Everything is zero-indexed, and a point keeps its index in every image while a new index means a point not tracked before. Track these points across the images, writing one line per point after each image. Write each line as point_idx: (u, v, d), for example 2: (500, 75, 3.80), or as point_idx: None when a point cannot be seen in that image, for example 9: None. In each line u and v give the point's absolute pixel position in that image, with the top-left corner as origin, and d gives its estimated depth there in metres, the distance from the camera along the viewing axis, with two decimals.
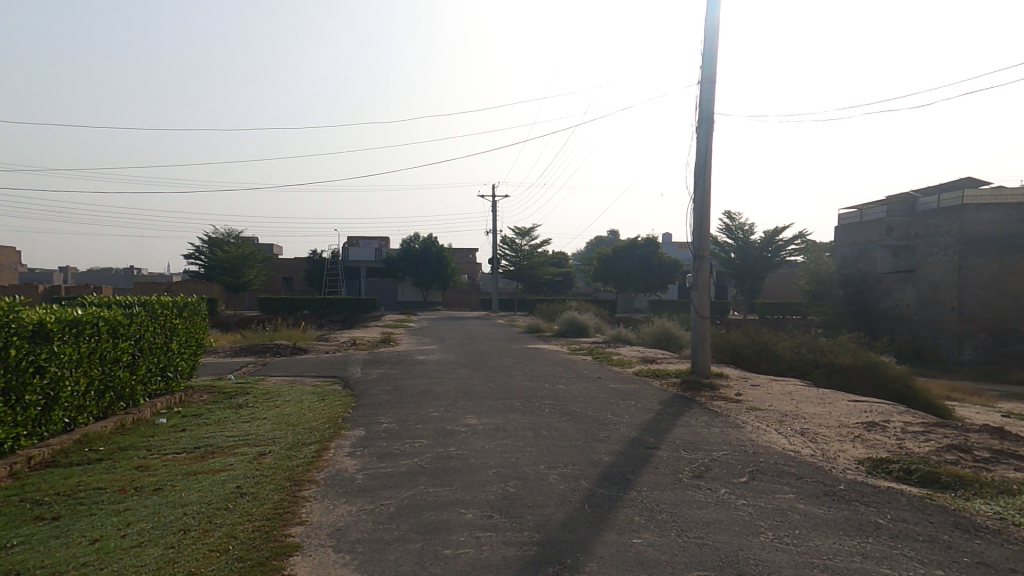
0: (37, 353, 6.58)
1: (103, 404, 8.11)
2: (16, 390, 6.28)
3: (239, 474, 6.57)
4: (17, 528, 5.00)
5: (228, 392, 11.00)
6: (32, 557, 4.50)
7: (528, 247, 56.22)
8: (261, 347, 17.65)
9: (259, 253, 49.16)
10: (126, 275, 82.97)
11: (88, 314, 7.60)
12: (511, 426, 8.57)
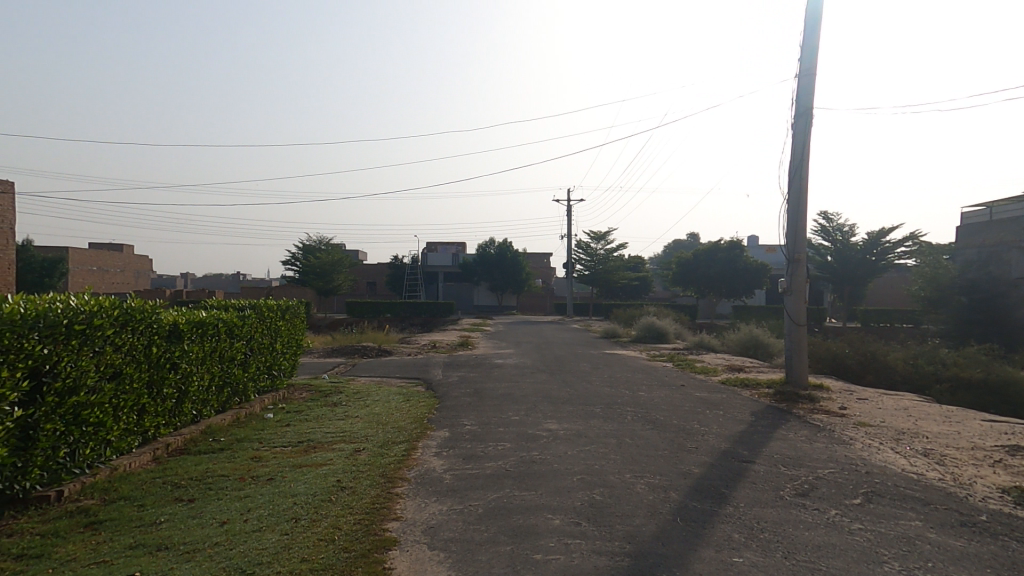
0: (172, 351, 7.42)
1: (222, 398, 8.95)
2: (157, 383, 7.12)
3: (338, 469, 7.01)
4: (163, 506, 5.64)
5: (324, 391, 11.78)
6: (177, 534, 5.04)
7: (604, 251, 55.48)
8: (350, 348, 18.72)
9: (347, 259, 52.34)
10: (233, 280, 92.09)
11: (211, 317, 8.45)
12: (593, 433, 8.49)
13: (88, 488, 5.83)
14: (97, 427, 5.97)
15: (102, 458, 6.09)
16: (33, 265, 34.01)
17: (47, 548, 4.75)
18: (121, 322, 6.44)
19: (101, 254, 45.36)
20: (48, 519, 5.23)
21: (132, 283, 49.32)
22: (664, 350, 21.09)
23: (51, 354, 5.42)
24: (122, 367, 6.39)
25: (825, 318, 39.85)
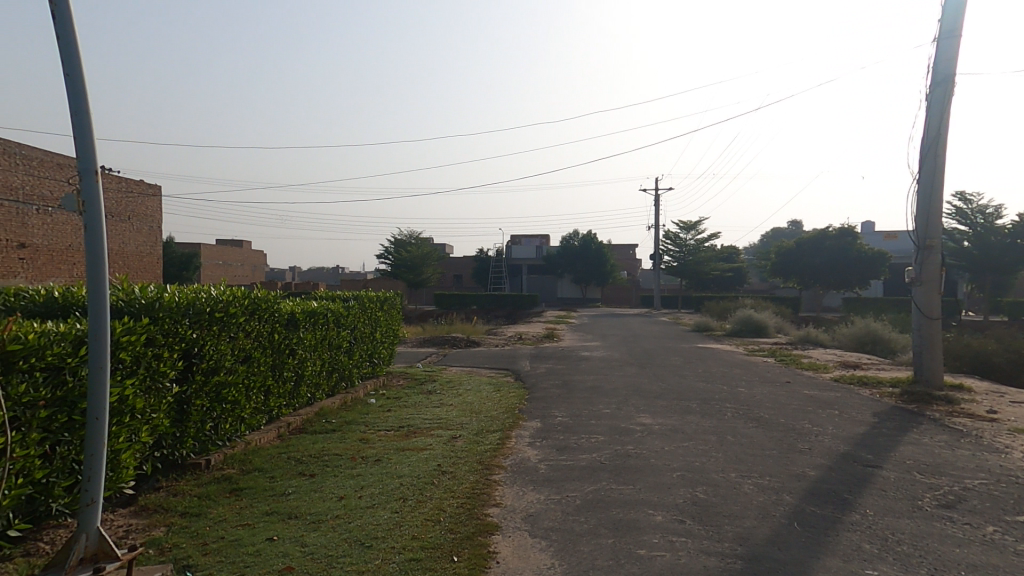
0: (290, 337, 8.09)
1: (331, 383, 9.63)
2: (279, 366, 7.79)
3: (438, 454, 7.29)
4: (289, 479, 6.16)
5: (419, 379, 12.32)
6: (303, 505, 5.49)
7: (693, 242, 53.25)
8: (441, 339, 19.42)
9: (435, 253, 54.49)
10: (333, 274, 99.23)
11: (321, 307, 9.12)
12: (691, 429, 8.15)
13: (230, 458, 6.51)
14: (233, 405, 6.66)
15: (238, 433, 6.78)
16: (173, 260, 38.62)
17: (202, 508, 5.37)
18: (251, 310, 7.12)
19: (227, 251, 50.69)
20: (202, 483, 5.89)
21: (252, 277, 54.57)
22: (766, 345, 19.85)
23: (199, 338, 6.10)
24: (252, 352, 7.06)
25: (961, 312, 35.49)
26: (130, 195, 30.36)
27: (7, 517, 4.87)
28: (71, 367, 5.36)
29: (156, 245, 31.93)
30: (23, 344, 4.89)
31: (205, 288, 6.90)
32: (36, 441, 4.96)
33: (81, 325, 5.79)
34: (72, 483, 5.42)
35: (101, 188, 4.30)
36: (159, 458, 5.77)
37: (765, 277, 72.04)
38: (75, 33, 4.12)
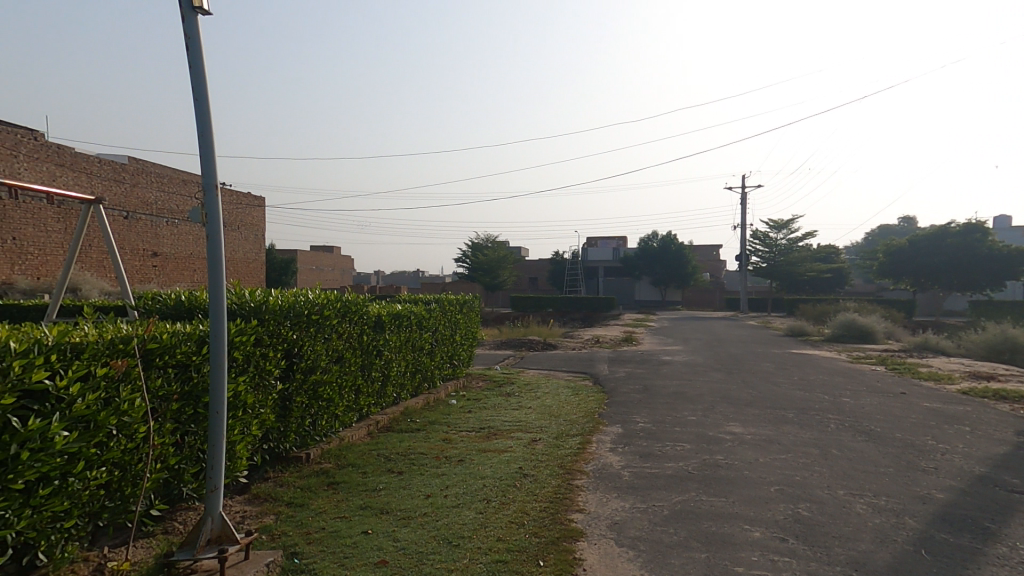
0: (377, 339, 8.47)
1: (415, 383, 9.98)
2: (368, 367, 8.18)
3: (519, 456, 7.29)
4: (379, 475, 6.42)
5: (498, 382, 12.50)
6: (393, 500, 5.70)
7: (786, 242, 50.01)
8: (518, 341, 19.57)
9: (511, 256, 55.28)
10: (415, 276, 103.62)
11: (405, 310, 9.49)
12: (789, 440, 7.57)
13: (327, 453, 6.89)
14: (328, 403, 7.08)
15: (333, 429, 7.18)
16: (274, 266, 42.02)
17: (304, 499, 5.72)
18: (343, 313, 7.52)
19: (320, 256, 54.46)
20: (303, 476, 6.28)
21: (341, 281, 58.22)
22: (874, 352, 18.14)
23: (299, 339, 6.52)
24: (344, 352, 7.45)
25: None
26: (239, 206, 33.49)
27: (148, 499, 5.50)
28: (196, 364, 5.98)
29: (260, 252, 34.96)
30: (158, 343, 5.49)
31: (303, 292, 7.40)
32: (169, 431, 5.57)
33: (202, 326, 6.41)
34: (199, 470, 6.05)
35: (220, 201, 4.72)
36: (268, 450, 6.23)
37: (870, 279, 66.02)
38: (203, 61, 4.55)
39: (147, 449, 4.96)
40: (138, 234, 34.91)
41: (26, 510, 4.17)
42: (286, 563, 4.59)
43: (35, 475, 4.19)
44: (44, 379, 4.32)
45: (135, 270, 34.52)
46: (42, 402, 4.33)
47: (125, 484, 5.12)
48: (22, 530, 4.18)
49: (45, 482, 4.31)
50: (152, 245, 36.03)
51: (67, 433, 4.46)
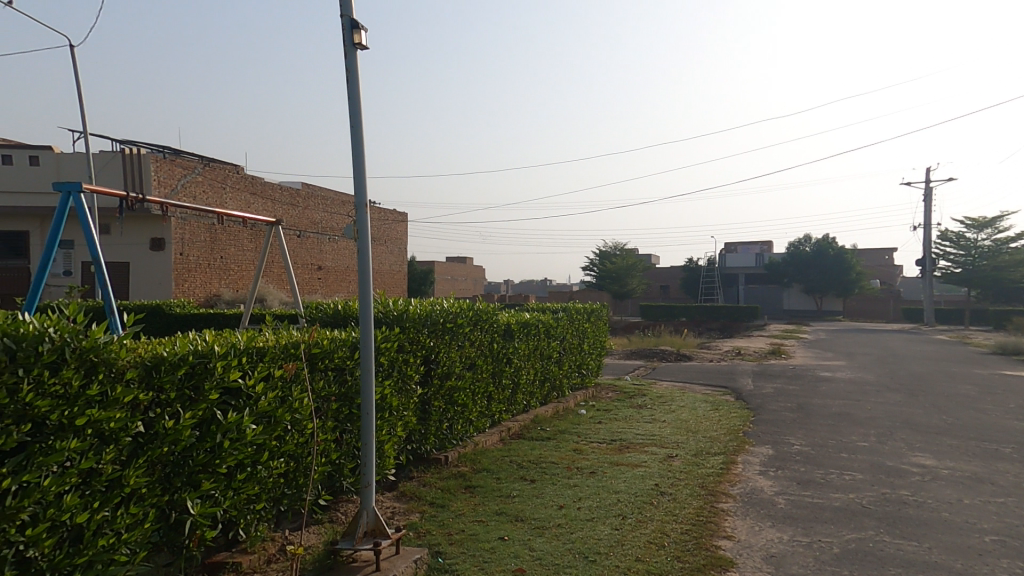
0: (507, 347, 8.69)
1: (544, 392, 10.11)
2: (499, 373, 8.43)
3: (655, 473, 6.92)
4: (512, 482, 6.53)
5: (628, 393, 12.18)
6: (527, 508, 5.75)
7: (989, 242, 42.04)
8: (650, 351, 18.84)
9: (641, 263, 53.84)
10: (543, 286, 105.84)
11: (534, 318, 9.66)
12: (1003, 481, 6.20)
13: (463, 457, 7.21)
14: (463, 408, 7.41)
15: (469, 433, 7.51)
16: (415, 277, 45.64)
17: (444, 500, 6.01)
18: (474, 320, 7.83)
19: (455, 267, 57.94)
20: (442, 477, 6.62)
21: (473, 289, 61.36)
22: None
23: (435, 346, 6.91)
24: (476, 359, 7.77)
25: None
26: (387, 222, 37.07)
27: (317, 489, 6.24)
28: (351, 367, 6.65)
29: (403, 264, 38.45)
30: (321, 348, 6.22)
31: (440, 301, 7.88)
32: (331, 428, 6.27)
33: (355, 333, 7.13)
34: (355, 465, 6.74)
35: (369, 218, 5.20)
36: (411, 451, 6.67)
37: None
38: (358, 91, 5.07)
39: (316, 445, 5.63)
40: (308, 250, 40.56)
41: (228, 491, 4.97)
42: (432, 562, 4.83)
43: (234, 460, 4.98)
44: (239, 378, 5.12)
45: (305, 282, 40.07)
46: (237, 397, 5.12)
47: (299, 474, 5.87)
48: (228, 507, 4.99)
49: (241, 468, 5.09)
50: (317, 260, 41.52)
51: (255, 426, 5.22)
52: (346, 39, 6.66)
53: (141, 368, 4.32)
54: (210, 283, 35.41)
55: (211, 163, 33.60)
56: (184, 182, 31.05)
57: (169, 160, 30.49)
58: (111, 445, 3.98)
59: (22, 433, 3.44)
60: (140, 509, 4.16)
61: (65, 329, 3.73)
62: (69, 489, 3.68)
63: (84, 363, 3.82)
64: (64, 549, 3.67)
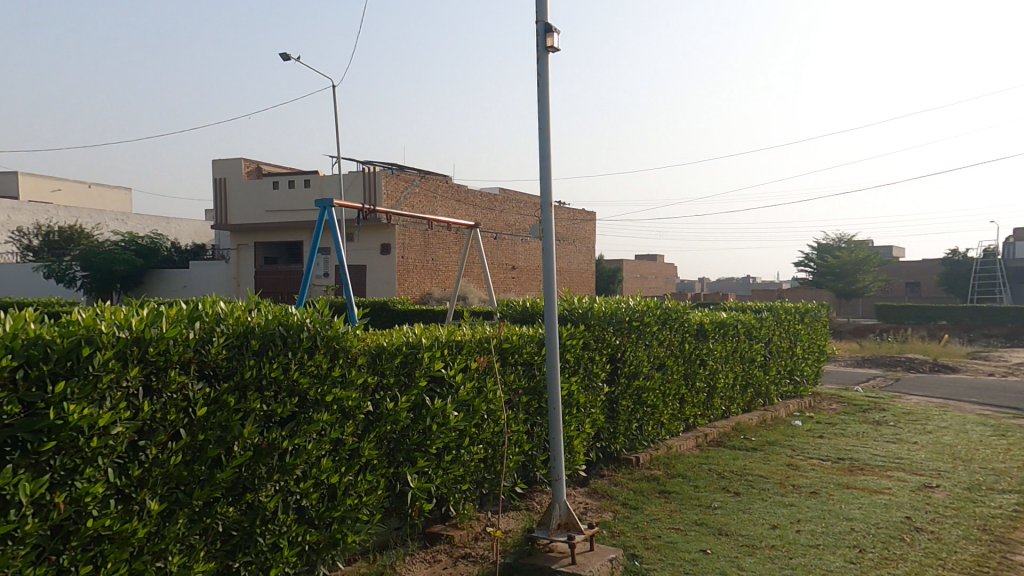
0: (701, 348, 10.38)
1: (747, 398, 11.83)
2: (692, 375, 10.21)
3: (905, 504, 6.80)
4: (716, 494, 7.55)
5: (860, 406, 11.35)
6: (732, 524, 6.55)
7: None
8: (891, 358, 16.06)
9: (874, 257, 45.97)
10: (746, 283, 97.60)
11: (730, 320, 11.24)
12: None
13: (653, 460, 8.79)
14: (653, 409, 9.18)
15: (659, 437, 9.16)
16: (603, 275, 45.87)
17: (638, 503, 7.30)
18: (662, 320, 9.50)
19: (644, 265, 57.05)
20: (634, 479, 8.11)
21: (664, 288, 59.73)
22: None
23: (620, 347, 8.66)
24: (665, 360, 9.48)
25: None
26: (576, 222, 38.27)
27: (514, 476, 7.61)
28: (538, 362, 7.84)
29: (591, 263, 39.39)
30: (510, 343, 7.48)
31: (628, 299, 9.66)
32: (522, 420, 7.57)
33: (541, 328, 8.29)
34: (547, 458, 7.99)
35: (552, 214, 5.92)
36: (602, 449, 8.47)
37: None
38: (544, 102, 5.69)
39: (506, 434, 6.92)
40: (502, 251, 44.29)
41: (439, 470, 6.52)
42: (626, 563, 5.89)
43: (441, 442, 6.50)
44: (442, 368, 6.60)
45: (501, 281, 44.00)
46: (442, 386, 6.62)
47: (496, 460, 7.23)
48: (439, 484, 6.54)
49: (447, 450, 6.60)
50: (511, 260, 45.23)
51: (456, 413, 6.69)
52: (539, 43, 7.12)
53: (369, 355, 5.98)
54: (423, 283, 40.94)
55: (427, 175, 39.21)
56: (406, 193, 37.17)
57: (396, 175, 36.87)
58: (350, 419, 5.68)
59: (294, 405, 5.26)
60: (373, 477, 5.86)
61: (316, 321, 5.46)
62: (324, 454, 5.47)
63: (329, 350, 5.55)
64: (325, 502, 5.51)
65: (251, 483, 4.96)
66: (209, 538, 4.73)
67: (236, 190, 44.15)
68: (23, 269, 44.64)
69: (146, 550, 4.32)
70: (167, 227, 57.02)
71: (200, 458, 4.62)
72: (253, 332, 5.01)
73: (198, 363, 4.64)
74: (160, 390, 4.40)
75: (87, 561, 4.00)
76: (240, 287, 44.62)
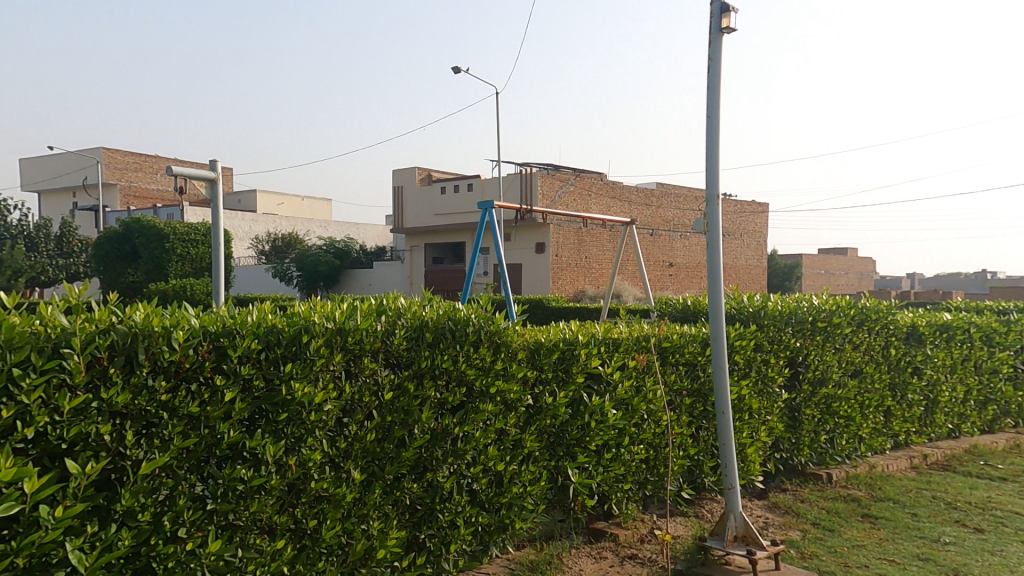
0: (914, 355, 9.61)
1: (983, 415, 10.54)
2: (903, 387, 9.51)
3: None
4: (947, 527, 7.08)
5: None
6: (969, 565, 6.11)
7: None
8: None
9: None
10: (978, 283, 80.33)
11: (956, 322, 10.08)
12: None
13: (849, 478, 8.54)
14: (849, 421, 8.87)
15: (857, 453, 8.93)
16: (779, 272, 41.83)
17: (833, 525, 7.12)
18: (856, 321, 9.07)
19: (831, 261, 50.72)
20: (826, 498, 7.91)
21: (857, 286, 52.70)
22: None
23: (803, 350, 8.47)
24: (862, 367, 9.06)
25: None
26: (745, 215, 35.67)
27: (679, 481, 7.69)
28: (701, 363, 7.78)
29: (762, 259, 36.38)
30: (670, 343, 7.52)
31: (812, 297, 9.34)
32: (686, 423, 7.61)
33: (704, 328, 8.20)
34: (715, 465, 7.92)
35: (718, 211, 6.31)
36: (782, 461, 8.43)
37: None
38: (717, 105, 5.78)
39: (667, 435, 7.06)
40: (660, 248, 43.06)
41: (599, 467, 6.86)
42: None
43: (601, 439, 6.82)
44: (599, 366, 6.90)
45: (658, 280, 42.86)
46: (599, 383, 6.94)
47: (657, 463, 7.41)
48: (599, 481, 6.87)
49: (607, 448, 6.91)
50: (670, 258, 43.82)
51: (615, 411, 6.96)
52: (713, 25, 6.75)
53: (528, 350, 6.44)
54: (578, 281, 41.77)
55: (582, 174, 39.72)
56: (561, 192, 38.05)
57: (551, 175, 37.95)
58: (512, 411, 6.20)
59: (463, 395, 5.87)
60: (535, 468, 6.34)
61: (481, 317, 6.03)
62: (491, 443, 6.04)
63: (492, 344, 6.07)
64: (493, 488, 6.09)
65: (430, 463, 5.64)
66: (400, 508, 5.48)
67: (411, 197, 49.40)
68: (258, 270, 55.55)
69: (354, 512, 5.17)
70: (358, 233, 66.19)
71: (389, 437, 5.36)
72: (427, 326, 5.66)
73: (385, 352, 5.38)
74: (358, 374, 5.20)
75: (313, 515, 4.94)
76: (414, 285, 50.01)
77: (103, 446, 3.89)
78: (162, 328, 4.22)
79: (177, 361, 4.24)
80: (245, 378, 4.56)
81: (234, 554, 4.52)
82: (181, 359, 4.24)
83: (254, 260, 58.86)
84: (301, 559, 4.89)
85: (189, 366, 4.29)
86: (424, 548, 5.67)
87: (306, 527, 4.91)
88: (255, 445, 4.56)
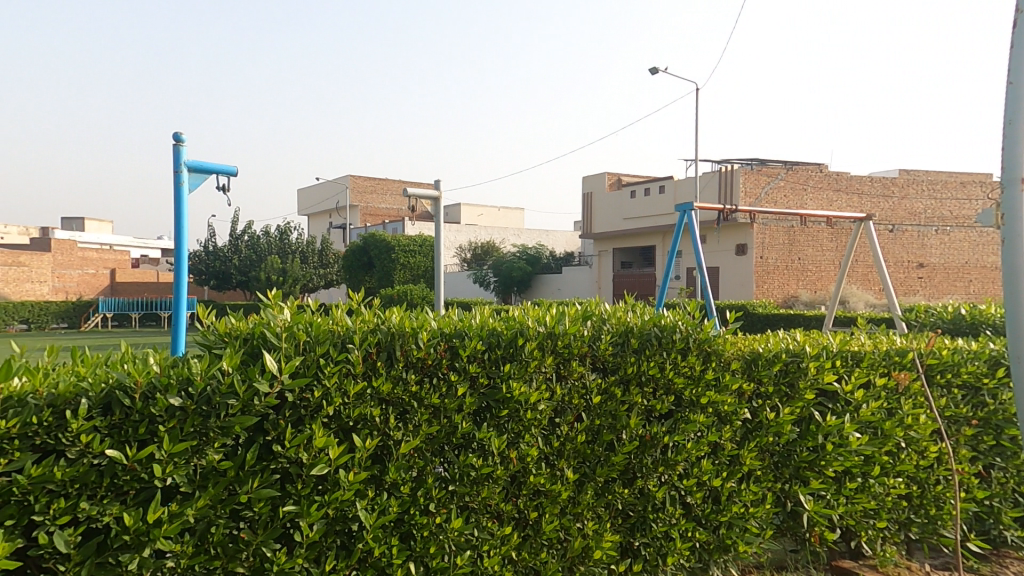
0: None
1: None
2: None
3: None
4: None
5: None
6: None
7: None
8: None
9: None
10: None
11: None
12: None
13: None
14: None
15: None
16: None
17: None
18: None
19: None
20: None
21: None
22: None
23: None
24: None
25: None
26: None
27: (963, 528, 5.84)
28: (988, 388, 5.88)
29: None
30: (939, 359, 5.79)
31: None
32: (969, 459, 5.80)
33: (992, 343, 6.26)
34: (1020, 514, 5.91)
35: None
36: None
37: None
38: None
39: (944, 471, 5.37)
40: (904, 246, 36.30)
41: (840, 498, 5.41)
42: None
43: (842, 466, 5.37)
44: (833, 382, 5.45)
45: (902, 282, 36.33)
46: (835, 401, 5.48)
47: (925, 500, 5.72)
48: (843, 513, 5.42)
49: (851, 476, 5.45)
50: (918, 256, 36.64)
51: (860, 436, 5.45)
52: None
53: (743, 361, 5.25)
54: (789, 285, 37.49)
55: (795, 167, 35.48)
56: (768, 189, 34.50)
57: (756, 172, 34.76)
58: (727, 425, 5.12)
59: (671, 403, 4.95)
60: (759, 488, 5.15)
61: (688, 324, 5.04)
62: (704, 456, 5.03)
63: (701, 353, 5.06)
64: (710, 504, 5.09)
65: (640, 471, 4.85)
66: (611, 513, 4.81)
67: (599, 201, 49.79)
68: (461, 276, 61.42)
69: (569, 510, 4.64)
70: (547, 239, 68.99)
71: (598, 440, 4.72)
72: (633, 331, 4.89)
73: (592, 356, 4.74)
74: (567, 376, 4.63)
75: (534, 507, 4.54)
76: (602, 288, 50.15)
77: (376, 425, 4.00)
78: (412, 328, 4.20)
79: (423, 358, 4.15)
80: (472, 375, 4.31)
81: (471, 533, 4.32)
82: (425, 355, 4.15)
83: (457, 267, 65.41)
84: (525, 547, 4.51)
85: (431, 362, 4.17)
86: (639, 556, 4.91)
87: (528, 518, 4.53)
88: (484, 436, 4.29)
